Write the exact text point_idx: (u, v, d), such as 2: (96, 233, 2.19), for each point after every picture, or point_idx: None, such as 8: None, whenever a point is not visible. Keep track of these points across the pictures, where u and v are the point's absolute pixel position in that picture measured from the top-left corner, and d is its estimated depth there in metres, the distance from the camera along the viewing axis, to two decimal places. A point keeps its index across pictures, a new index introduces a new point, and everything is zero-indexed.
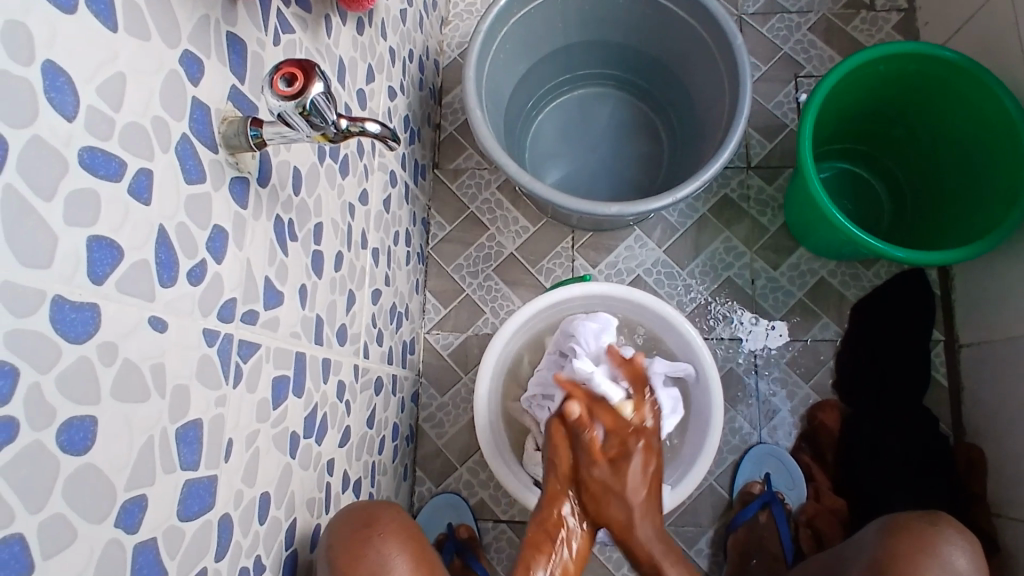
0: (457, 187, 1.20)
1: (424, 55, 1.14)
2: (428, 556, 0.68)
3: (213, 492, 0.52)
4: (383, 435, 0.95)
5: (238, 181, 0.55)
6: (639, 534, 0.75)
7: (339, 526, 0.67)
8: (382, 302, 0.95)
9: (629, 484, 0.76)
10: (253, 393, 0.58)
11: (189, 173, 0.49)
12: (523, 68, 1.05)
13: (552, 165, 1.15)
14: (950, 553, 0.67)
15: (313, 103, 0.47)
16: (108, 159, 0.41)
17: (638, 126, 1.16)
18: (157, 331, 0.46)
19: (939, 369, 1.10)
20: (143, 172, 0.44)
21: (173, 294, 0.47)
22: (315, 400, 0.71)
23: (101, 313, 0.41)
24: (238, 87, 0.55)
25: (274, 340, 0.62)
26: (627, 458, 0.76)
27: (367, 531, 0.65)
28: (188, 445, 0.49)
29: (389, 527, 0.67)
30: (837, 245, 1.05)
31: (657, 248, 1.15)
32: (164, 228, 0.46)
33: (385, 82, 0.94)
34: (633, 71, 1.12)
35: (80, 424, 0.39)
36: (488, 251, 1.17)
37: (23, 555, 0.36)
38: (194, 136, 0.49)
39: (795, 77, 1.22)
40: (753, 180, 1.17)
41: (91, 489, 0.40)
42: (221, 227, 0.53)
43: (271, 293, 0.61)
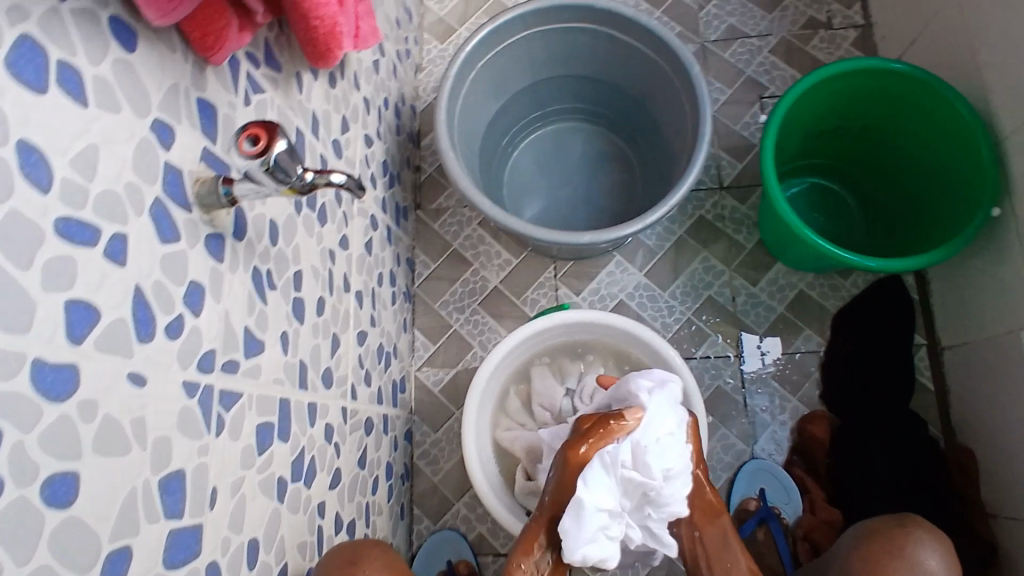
0: (440, 226, 1.22)
1: (400, 101, 1.18)
2: None
3: (200, 539, 0.54)
4: (376, 475, 0.96)
5: (214, 237, 0.58)
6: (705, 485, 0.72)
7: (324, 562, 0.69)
8: (369, 343, 0.97)
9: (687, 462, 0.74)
10: (237, 440, 0.59)
11: (164, 233, 0.51)
12: (494, 108, 1.09)
13: (530, 197, 1.18)
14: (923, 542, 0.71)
15: (277, 160, 0.49)
16: (83, 226, 0.44)
17: (610, 155, 1.19)
18: (136, 386, 0.48)
19: (925, 373, 1.12)
20: (118, 236, 0.47)
21: (152, 349, 0.49)
22: (302, 444, 0.73)
23: (81, 371, 0.43)
24: (211, 148, 0.58)
25: (256, 388, 0.63)
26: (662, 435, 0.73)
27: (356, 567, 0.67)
28: (171, 494, 0.51)
29: (374, 564, 0.69)
30: (812, 257, 1.07)
31: (638, 273, 1.18)
32: (141, 287, 0.48)
33: (361, 130, 0.98)
34: (602, 104, 1.16)
35: (63, 479, 0.41)
36: (473, 286, 1.20)
37: None
38: (168, 198, 0.52)
39: (760, 99, 1.25)
40: (728, 201, 1.20)
41: (76, 542, 0.42)
42: (198, 282, 0.55)
43: (251, 342, 0.63)
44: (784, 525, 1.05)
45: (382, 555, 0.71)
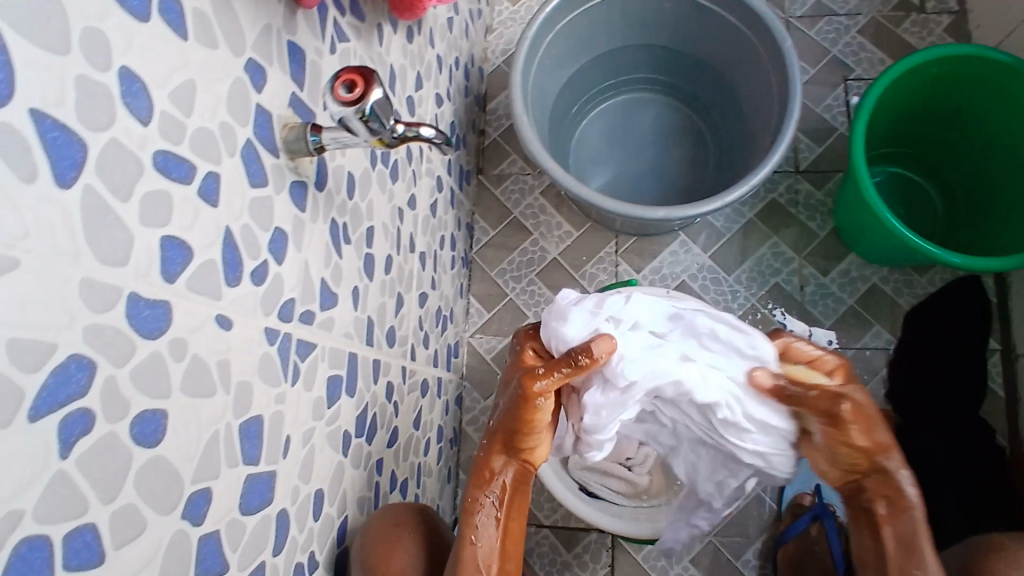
0: (501, 192, 1.20)
1: (470, 62, 1.15)
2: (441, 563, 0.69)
3: (272, 487, 0.54)
4: (429, 437, 0.96)
5: (298, 185, 0.57)
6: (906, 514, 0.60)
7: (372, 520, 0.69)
8: (428, 305, 0.96)
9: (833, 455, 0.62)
10: (310, 391, 0.59)
11: (253, 177, 0.50)
12: (568, 73, 1.05)
13: (596, 169, 1.15)
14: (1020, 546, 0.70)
15: (372, 108, 0.48)
16: (179, 162, 0.43)
17: (683, 131, 1.15)
18: (223, 329, 0.47)
19: (997, 380, 1.07)
20: (211, 176, 0.46)
21: (238, 292, 0.49)
22: (366, 399, 0.72)
23: (173, 309, 0.42)
24: (299, 94, 0.57)
25: (328, 340, 0.63)
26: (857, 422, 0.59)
27: (401, 529, 0.67)
28: (250, 440, 0.50)
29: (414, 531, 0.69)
30: (889, 249, 1.02)
31: (702, 253, 1.14)
32: (230, 229, 0.48)
33: (433, 89, 0.96)
34: (679, 75, 1.12)
35: (151, 416, 0.41)
36: (531, 256, 1.18)
37: (95, 544, 0.37)
38: (258, 141, 0.51)
39: (844, 80, 1.19)
40: (802, 184, 1.15)
41: (161, 480, 0.42)
42: (282, 230, 0.54)
43: (327, 295, 0.62)
44: (838, 522, 1.03)
45: (424, 522, 0.71)
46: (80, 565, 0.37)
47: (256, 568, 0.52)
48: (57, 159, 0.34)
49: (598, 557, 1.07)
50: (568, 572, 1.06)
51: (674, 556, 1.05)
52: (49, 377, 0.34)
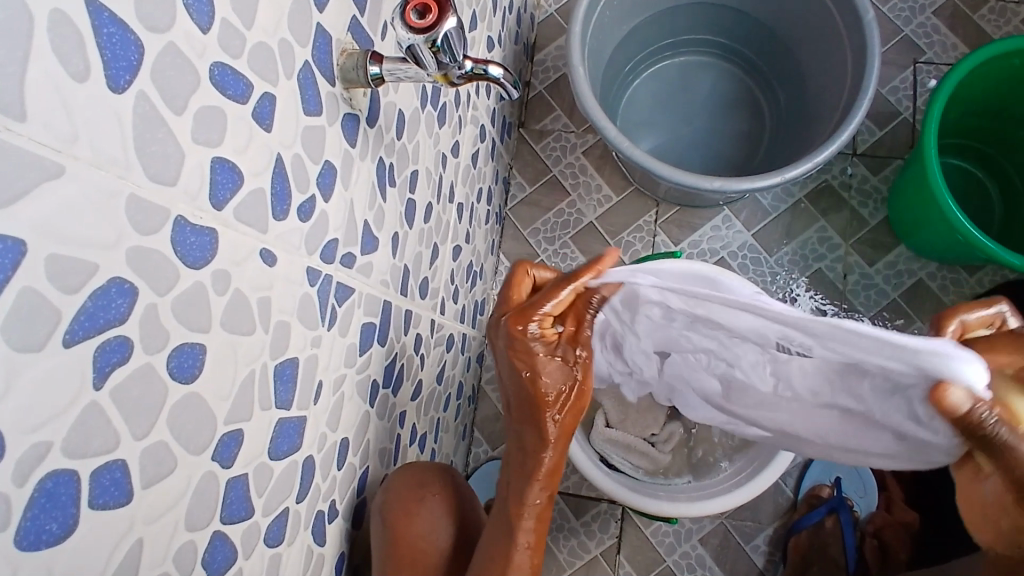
0: (541, 148, 1.16)
1: (523, 7, 1.09)
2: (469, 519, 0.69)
3: (301, 432, 0.51)
4: (449, 393, 0.94)
5: (350, 117, 0.53)
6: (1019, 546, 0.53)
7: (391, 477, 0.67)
8: (461, 259, 0.93)
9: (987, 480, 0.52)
10: (344, 337, 0.57)
11: (308, 104, 0.47)
12: (626, 28, 1.00)
13: (644, 133, 1.10)
14: None
15: (444, 39, 0.44)
16: (237, 78, 0.39)
17: (740, 101, 1.09)
18: (266, 264, 0.44)
19: None
20: (267, 97, 0.42)
21: (285, 227, 0.45)
22: (395, 350, 0.70)
23: (219, 239, 0.39)
24: (359, 19, 0.52)
25: (366, 286, 0.60)
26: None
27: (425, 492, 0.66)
28: (284, 383, 0.48)
29: (437, 487, 0.68)
30: (943, 245, 0.98)
31: (745, 231, 1.10)
32: (282, 157, 0.44)
33: (486, 32, 0.91)
34: (743, 41, 1.05)
35: (189, 350, 0.38)
36: (567, 218, 1.14)
37: (124, 479, 0.35)
38: (315, 66, 0.47)
39: (913, 63, 1.13)
40: (857, 168, 1.10)
41: (194, 417, 0.40)
42: (332, 164, 0.51)
43: (368, 239, 0.59)
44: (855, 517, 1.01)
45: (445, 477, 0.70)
46: (106, 502, 0.35)
47: (279, 514, 0.50)
48: (111, 60, 0.31)
49: (607, 528, 1.06)
50: (574, 539, 1.05)
51: (683, 534, 1.04)
52: (88, 301, 0.31)
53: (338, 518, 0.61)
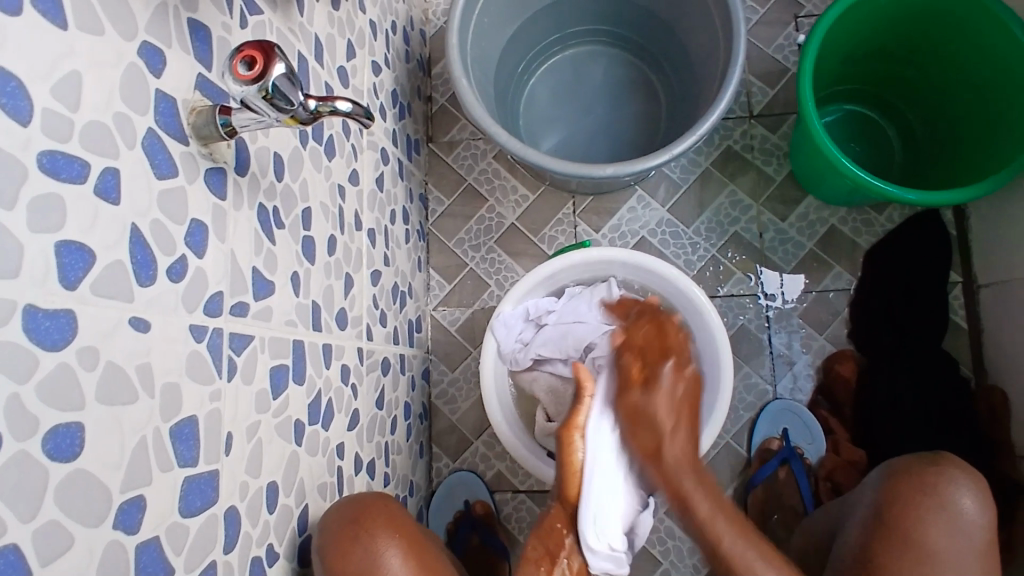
0: (453, 160, 1.17)
1: (409, 26, 1.10)
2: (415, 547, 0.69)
3: (216, 486, 0.52)
4: (395, 415, 0.95)
5: (215, 171, 0.54)
6: (697, 504, 0.61)
7: (325, 530, 0.66)
8: (383, 283, 0.94)
9: (665, 424, 0.65)
10: (251, 384, 0.58)
11: (160, 168, 0.47)
12: (507, 32, 1.01)
13: (547, 129, 1.12)
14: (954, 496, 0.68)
15: (275, 85, 0.45)
16: (69, 160, 0.40)
17: (634, 84, 1.12)
18: (140, 331, 0.45)
19: (957, 311, 1.07)
20: (110, 171, 0.43)
21: (154, 293, 0.46)
22: (318, 386, 0.71)
23: (78, 318, 0.40)
24: (206, 75, 0.53)
25: (268, 330, 0.61)
26: (655, 377, 0.68)
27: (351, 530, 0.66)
28: (185, 442, 0.49)
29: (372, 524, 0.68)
30: (845, 190, 1.02)
31: (660, 208, 1.13)
32: (138, 226, 0.45)
33: (368, 58, 0.92)
34: (626, 25, 1.08)
35: (65, 430, 0.39)
36: (489, 224, 1.15)
37: (19, 566, 0.36)
38: (162, 129, 0.48)
39: (795, 19, 1.15)
40: (757, 130, 1.13)
41: (86, 494, 0.40)
42: (200, 221, 0.52)
43: (261, 283, 0.60)
44: (807, 464, 1.04)
45: (383, 508, 0.71)
46: None
47: (206, 568, 0.51)
48: None
49: None
50: None
51: None
52: None
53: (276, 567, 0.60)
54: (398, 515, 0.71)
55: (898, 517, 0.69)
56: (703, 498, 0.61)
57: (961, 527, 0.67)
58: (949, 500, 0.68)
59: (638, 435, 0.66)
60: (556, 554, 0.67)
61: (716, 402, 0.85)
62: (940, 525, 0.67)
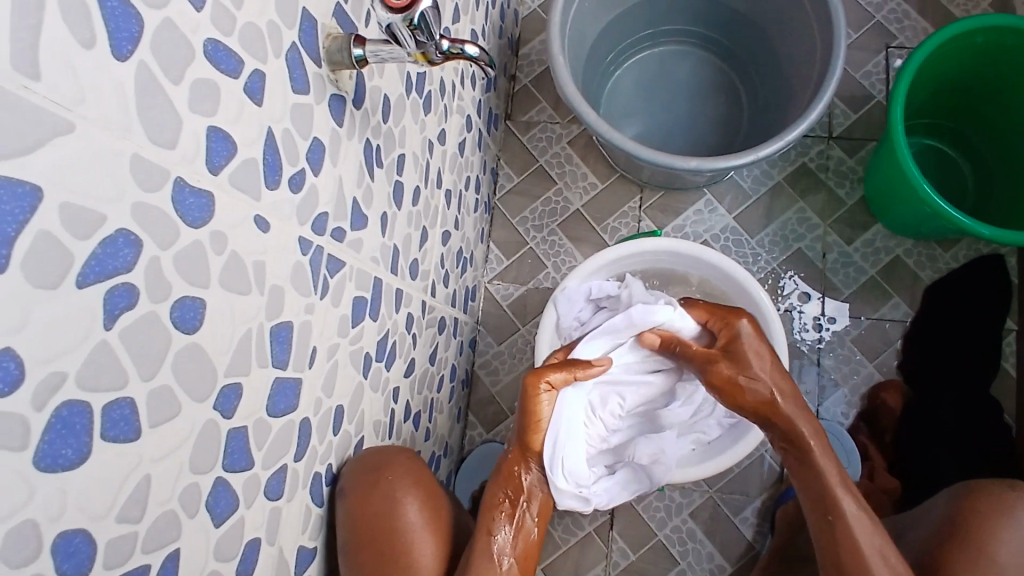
0: (528, 140, 1.19)
1: (506, 3, 1.12)
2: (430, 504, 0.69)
3: (297, 394, 0.54)
4: (442, 375, 0.97)
5: (336, 98, 0.56)
6: (782, 412, 0.74)
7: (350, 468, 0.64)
8: (451, 245, 0.96)
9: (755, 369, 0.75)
10: (337, 307, 0.60)
11: (296, 82, 0.50)
12: (603, 20, 1.03)
13: (624, 122, 1.13)
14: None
15: (420, 17, 0.47)
16: (229, 54, 0.42)
17: (717, 90, 1.13)
18: (260, 230, 0.47)
19: (1012, 359, 1.06)
20: (257, 73, 0.45)
21: (276, 197, 0.49)
22: (387, 326, 0.73)
23: (215, 202, 0.42)
24: (343, 5, 0.55)
25: (357, 260, 0.63)
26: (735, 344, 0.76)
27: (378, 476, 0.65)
28: (280, 344, 0.51)
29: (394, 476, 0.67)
30: (917, 221, 1.01)
31: (726, 214, 1.14)
32: (272, 131, 0.47)
33: (469, 25, 0.94)
34: (719, 30, 1.09)
35: (190, 303, 0.41)
36: (554, 206, 1.17)
37: (133, 419, 0.38)
38: (302, 47, 0.50)
39: (887, 47, 1.15)
40: (834, 151, 1.13)
41: (196, 370, 0.42)
42: (320, 141, 0.54)
43: (358, 215, 0.63)
44: None
45: (406, 459, 0.70)
46: (119, 435, 0.37)
47: (277, 469, 0.53)
48: (114, 30, 0.34)
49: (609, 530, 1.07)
50: (568, 517, 1.08)
51: (674, 508, 1.07)
52: (97, 247, 0.34)
53: (324, 504, 0.62)
54: (416, 472, 0.71)
55: (970, 523, 0.72)
56: (790, 402, 0.74)
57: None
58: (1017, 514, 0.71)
59: (744, 402, 0.75)
60: (516, 497, 0.74)
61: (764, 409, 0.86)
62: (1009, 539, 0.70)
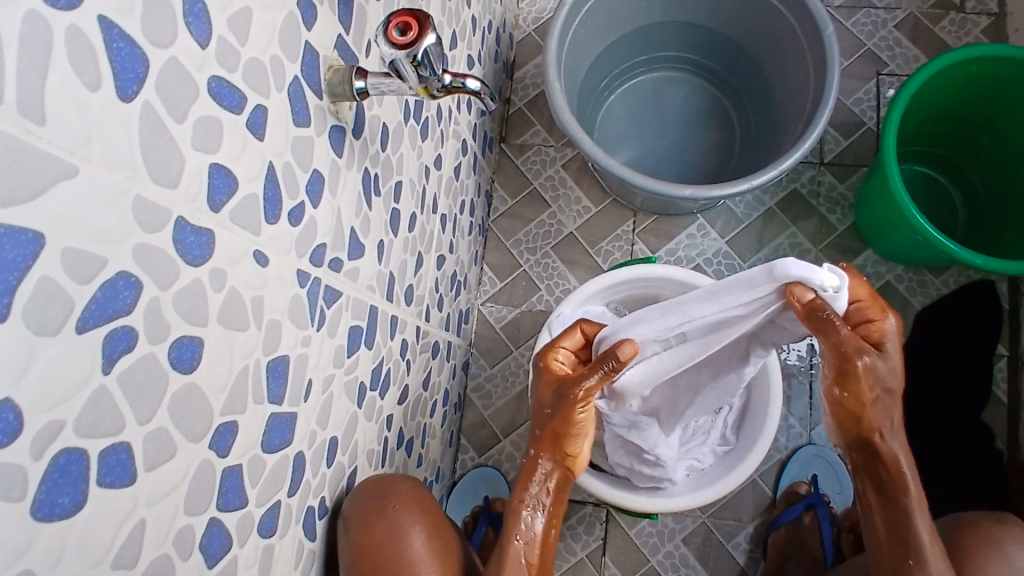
0: (522, 162, 1.20)
1: (502, 27, 1.13)
2: (436, 531, 0.70)
3: (292, 429, 0.54)
4: (435, 399, 0.97)
5: (336, 129, 0.56)
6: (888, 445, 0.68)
7: (353, 495, 0.66)
8: (445, 269, 0.96)
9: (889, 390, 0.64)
10: (333, 338, 0.59)
11: (298, 116, 0.50)
12: (599, 46, 1.03)
13: (619, 146, 1.14)
14: (1014, 551, 0.73)
15: (425, 54, 0.47)
16: (232, 91, 0.42)
17: (711, 115, 1.14)
18: (259, 265, 0.47)
19: (1001, 384, 1.07)
20: (259, 108, 0.45)
21: (276, 231, 0.48)
22: (382, 354, 0.73)
23: (215, 239, 0.42)
24: (344, 36, 0.56)
25: (353, 290, 0.63)
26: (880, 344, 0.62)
27: (385, 499, 0.66)
28: (276, 379, 0.50)
29: (402, 500, 0.68)
30: (908, 248, 1.02)
31: (719, 238, 1.14)
32: (273, 165, 0.47)
33: (466, 50, 0.94)
34: (714, 57, 1.10)
35: (188, 343, 0.41)
36: (548, 229, 1.17)
37: (129, 463, 0.37)
38: (304, 80, 0.50)
39: (877, 75, 1.17)
40: (825, 176, 1.15)
41: (192, 410, 0.42)
42: (320, 172, 0.54)
43: (355, 244, 0.62)
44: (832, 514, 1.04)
45: (411, 486, 0.71)
46: (114, 480, 0.36)
47: (271, 506, 0.52)
48: (120, 71, 0.33)
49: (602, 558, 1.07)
50: (560, 542, 1.07)
51: (666, 534, 1.07)
52: (98, 291, 0.33)
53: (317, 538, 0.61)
54: (425, 498, 0.72)
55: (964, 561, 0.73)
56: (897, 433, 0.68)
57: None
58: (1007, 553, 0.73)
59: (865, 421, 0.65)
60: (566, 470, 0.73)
61: (758, 439, 0.86)
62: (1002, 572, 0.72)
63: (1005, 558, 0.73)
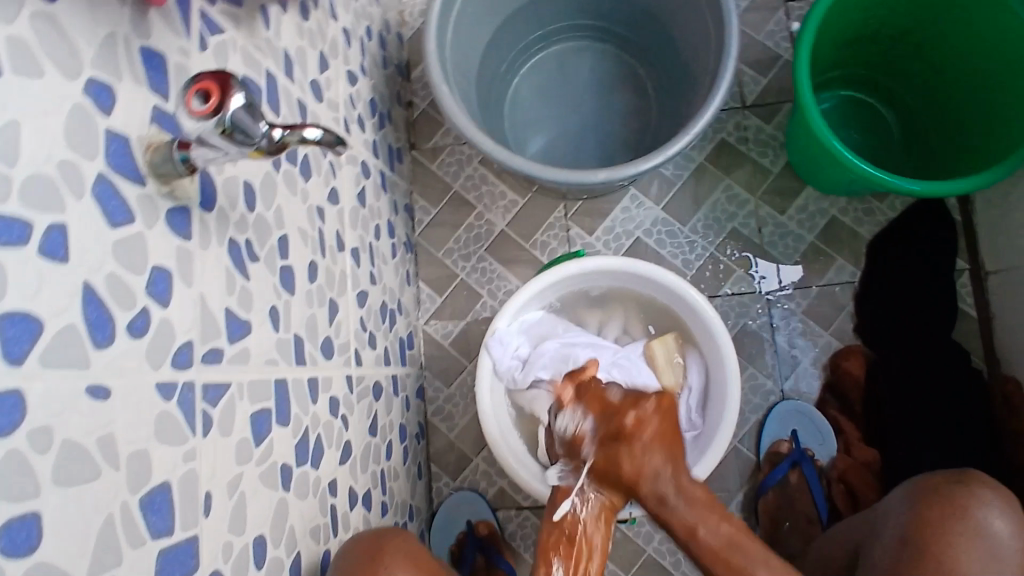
0: (438, 167, 1.13)
1: (384, 29, 1.05)
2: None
3: (196, 554, 0.48)
4: (390, 440, 0.91)
5: (177, 211, 0.49)
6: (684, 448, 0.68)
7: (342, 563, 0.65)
8: (370, 303, 0.90)
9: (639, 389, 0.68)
10: (230, 437, 0.54)
11: (113, 216, 0.43)
12: (488, 32, 0.96)
13: (533, 132, 1.07)
14: (985, 515, 0.69)
15: (234, 119, 0.40)
16: (7, 222, 0.35)
17: (622, 80, 1.07)
18: (99, 400, 0.41)
19: (967, 299, 1.04)
20: (55, 227, 0.38)
21: (114, 354, 0.42)
22: (305, 424, 0.67)
23: (27, 396, 0.36)
24: (164, 106, 0.48)
25: (246, 374, 0.57)
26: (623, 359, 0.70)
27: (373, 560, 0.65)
28: (158, 512, 0.45)
29: (394, 556, 0.67)
30: (847, 182, 0.98)
31: (654, 206, 1.09)
32: (92, 283, 0.41)
33: (343, 67, 0.87)
34: (612, 19, 1.03)
35: (17, 525, 0.35)
36: (478, 231, 1.11)
37: None
38: (114, 172, 0.43)
39: (785, 3, 1.11)
40: (750, 120, 1.09)
41: None
42: (163, 267, 0.47)
43: (235, 324, 0.56)
44: (818, 466, 1.01)
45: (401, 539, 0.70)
46: None
47: None
48: None
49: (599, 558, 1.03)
50: None
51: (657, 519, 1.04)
52: None
53: None
54: (418, 547, 0.71)
55: (932, 535, 0.69)
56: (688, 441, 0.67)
57: (993, 548, 0.67)
58: (979, 521, 0.69)
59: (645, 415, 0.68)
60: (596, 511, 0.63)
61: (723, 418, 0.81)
62: (975, 549, 0.67)
63: (976, 524, 0.68)
